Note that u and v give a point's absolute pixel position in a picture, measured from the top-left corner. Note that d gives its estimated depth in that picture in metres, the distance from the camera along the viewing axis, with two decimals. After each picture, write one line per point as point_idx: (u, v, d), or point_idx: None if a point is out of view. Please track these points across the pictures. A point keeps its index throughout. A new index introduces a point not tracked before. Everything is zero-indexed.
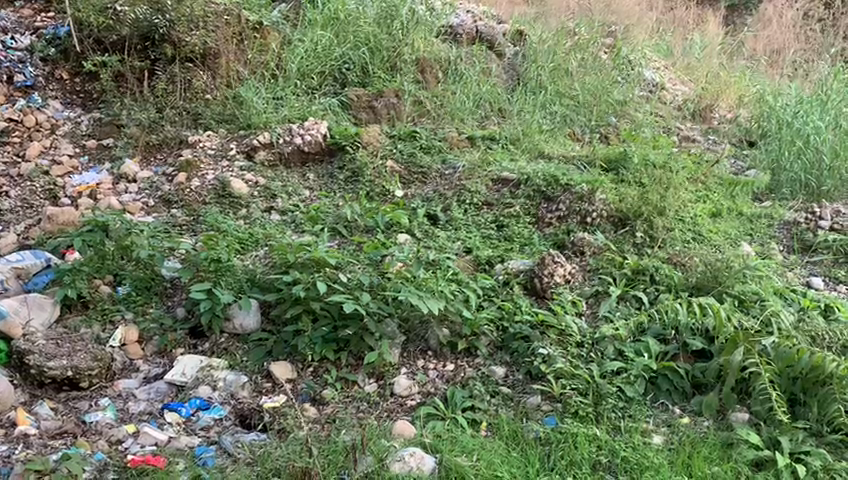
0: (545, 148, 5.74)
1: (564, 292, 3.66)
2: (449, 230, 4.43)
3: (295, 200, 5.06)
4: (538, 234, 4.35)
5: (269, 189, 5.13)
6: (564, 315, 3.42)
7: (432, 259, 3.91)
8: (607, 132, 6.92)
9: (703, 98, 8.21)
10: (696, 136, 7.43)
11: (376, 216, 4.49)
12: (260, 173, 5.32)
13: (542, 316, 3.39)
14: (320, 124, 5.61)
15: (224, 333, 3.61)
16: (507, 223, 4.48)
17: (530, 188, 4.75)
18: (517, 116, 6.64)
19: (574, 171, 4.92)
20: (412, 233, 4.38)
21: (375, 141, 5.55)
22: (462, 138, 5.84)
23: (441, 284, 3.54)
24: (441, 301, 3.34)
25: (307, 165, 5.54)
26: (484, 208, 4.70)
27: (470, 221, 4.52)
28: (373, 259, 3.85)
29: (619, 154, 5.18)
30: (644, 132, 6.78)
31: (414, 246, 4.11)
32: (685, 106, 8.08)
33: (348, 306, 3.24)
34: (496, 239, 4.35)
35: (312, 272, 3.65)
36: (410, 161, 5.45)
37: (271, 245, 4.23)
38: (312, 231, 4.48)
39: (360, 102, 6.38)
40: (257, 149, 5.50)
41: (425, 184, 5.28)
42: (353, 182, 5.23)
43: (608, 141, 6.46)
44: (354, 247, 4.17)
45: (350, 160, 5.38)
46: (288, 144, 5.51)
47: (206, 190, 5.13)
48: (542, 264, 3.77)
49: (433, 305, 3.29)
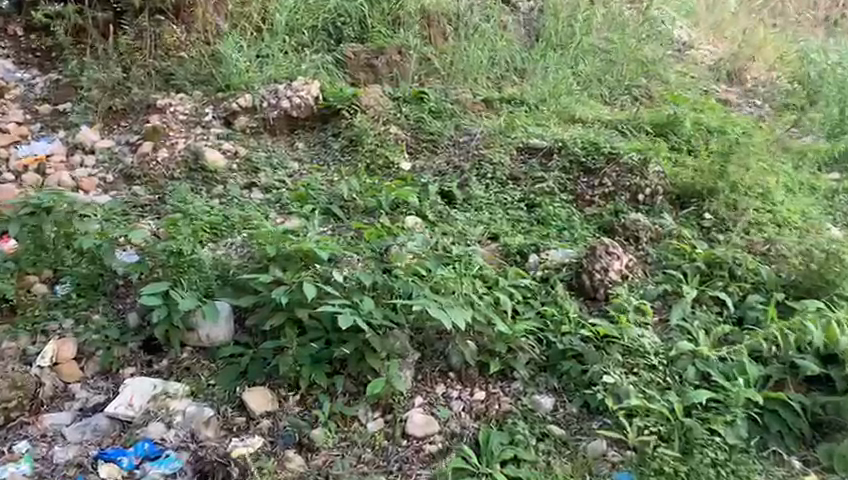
0: (576, 111, 4.88)
1: (622, 292, 2.87)
2: (469, 212, 3.61)
3: (281, 174, 4.21)
4: (579, 216, 3.55)
5: (250, 161, 4.31)
6: (629, 327, 2.63)
7: (446, 248, 3.17)
8: (641, 93, 6.03)
9: (744, 53, 7.25)
10: (740, 99, 6.55)
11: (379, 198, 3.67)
12: (240, 143, 4.49)
13: (603, 329, 2.59)
14: (311, 84, 4.76)
15: (186, 347, 2.82)
16: (539, 202, 3.66)
17: (565, 158, 3.91)
18: (541, 76, 5.75)
19: (616, 138, 4.08)
20: (423, 215, 3.57)
21: (376, 103, 4.68)
22: (478, 100, 4.98)
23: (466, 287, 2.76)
24: (467, 311, 2.56)
25: (296, 133, 4.68)
26: (509, 181, 3.88)
27: (493, 199, 3.71)
28: (377, 250, 3.05)
29: (669, 118, 4.32)
30: (684, 95, 5.89)
31: (425, 234, 3.31)
32: (726, 64, 7.12)
33: (345, 321, 2.46)
34: (526, 223, 3.52)
35: (298, 267, 2.84)
36: (418, 127, 4.58)
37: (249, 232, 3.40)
38: (301, 215, 3.69)
39: (358, 60, 5.49)
40: (236, 115, 4.65)
41: (436, 154, 4.42)
42: (350, 151, 4.38)
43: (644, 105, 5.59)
44: (352, 237, 3.35)
45: (346, 126, 4.54)
46: (274, 108, 4.65)
47: (174, 161, 4.27)
48: (590, 256, 2.98)
49: (457, 317, 2.51)
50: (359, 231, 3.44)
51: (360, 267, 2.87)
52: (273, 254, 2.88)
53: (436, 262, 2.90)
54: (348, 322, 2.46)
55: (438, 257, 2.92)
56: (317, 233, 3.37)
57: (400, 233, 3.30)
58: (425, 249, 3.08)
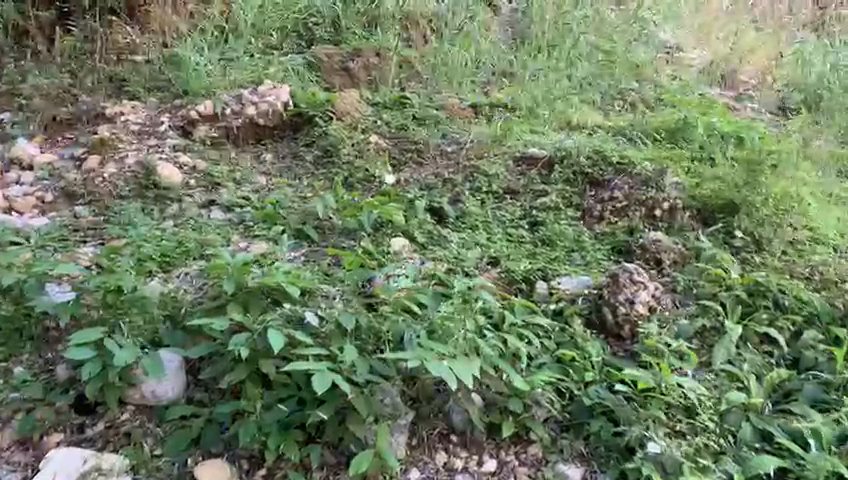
0: (574, 117, 4.42)
1: (652, 331, 2.41)
2: (463, 233, 3.15)
3: (246, 190, 3.71)
4: (588, 234, 3.10)
5: (211, 175, 3.80)
6: (671, 378, 2.17)
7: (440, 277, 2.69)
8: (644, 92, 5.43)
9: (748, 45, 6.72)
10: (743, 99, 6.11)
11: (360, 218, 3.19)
12: (200, 155, 3.97)
13: (642, 383, 2.14)
14: (280, 88, 4.28)
15: (127, 406, 2.29)
16: (542, 220, 3.21)
17: (568, 168, 3.46)
18: (531, 78, 5.28)
19: (624, 145, 3.64)
20: (410, 237, 3.10)
21: (353, 109, 4.21)
22: (465, 105, 4.52)
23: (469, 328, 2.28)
24: (475, 365, 2.08)
25: (263, 142, 4.16)
26: (505, 196, 3.43)
27: (490, 217, 3.25)
28: (358, 282, 2.56)
29: (679, 122, 3.89)
30: (687, 97, 5.43)
31: (414, 262, 2.84)
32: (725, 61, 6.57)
33: (321, 383, 1.96)
34: (529, 244, 3.06)
35: (263, 307, 2.34)
36: (400, 135, 4.10)
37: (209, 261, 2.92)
38: (270, 238, 3.19)
39: (331, 62, 4.98)
40: (195, 123, 4.13)
41: (422, 165, 3.93)
42: (324, 164, 3.89)
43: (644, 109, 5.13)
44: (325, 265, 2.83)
45: (320, 135, 4.04)
46: (237, 115, 4.15)
47: (123, 177, 3.75)
48: (610, 284, 2.52)
49: (466, 377, 2.03)
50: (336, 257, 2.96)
51: (339, 306, 2.38)
52: (232, 290, 2.36)
53: (433, 299, 2.42)
54: (323, 383, 1.97)
55: (435, 295, 2.44)
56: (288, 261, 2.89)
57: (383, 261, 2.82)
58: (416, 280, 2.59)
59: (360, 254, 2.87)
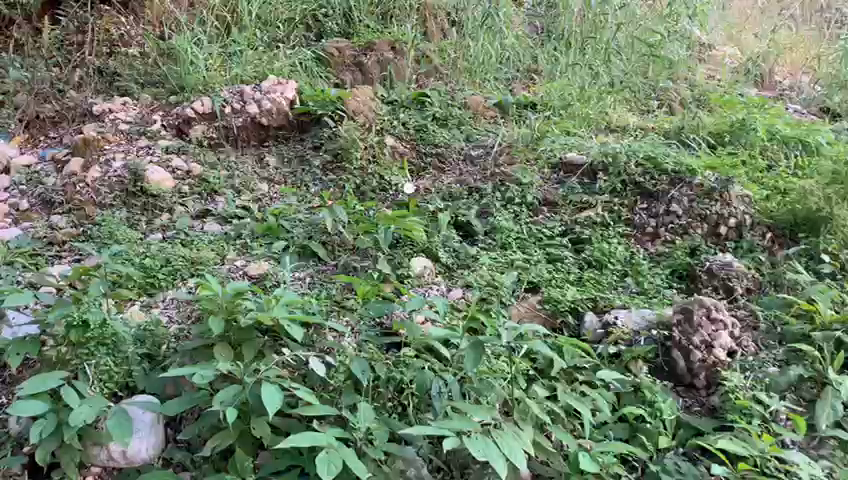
0: (614, 117, 3.93)
1: (738, 384, 1.94)
2: (495, 252, 2.71)
3: (245, 198, 3.28)
4: (642, 255, 2.66)
5: (206, 181, 3.37)
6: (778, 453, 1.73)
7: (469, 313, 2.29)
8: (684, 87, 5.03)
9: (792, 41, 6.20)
10: (789, 94, 5.57)
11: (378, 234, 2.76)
12: (196, 158, 3.54)
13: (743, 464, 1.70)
14: (286, 84, 3.84)
15: (92, 469, 1.85)
16: (587, 237, 2.77)
17: (614, 175, 3.01)
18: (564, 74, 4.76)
19: (677, 151, 3.18)
20: (433, 257, 2.67)
21: (366, 108, 3.70)
22: (489, 104, 4.07)
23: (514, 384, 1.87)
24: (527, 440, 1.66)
25: (268, 144, 3.76)
26: (542, 210, 2.99)
27: (524, 232, 2.81)
28: (368, 315, 2.13)
29: (735, 124, 3.43)
30: (735, 96, 4.91)
31: (439, 292, 2.41)
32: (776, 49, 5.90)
33: (326, 466, 1.51)
34: (571, 266, 2.62)
35: (256, 347, 1.93)
36: (420, 137, 3.67)
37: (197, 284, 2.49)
38: (272, 256, 2.77)
39: (342, 57, 4.51)
40: (191, 122, 3.70)
41: (444, 170, 3.50)
42: (335, 170, 3.45)
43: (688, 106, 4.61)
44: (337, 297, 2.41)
45: (330, 137, 3.60)
46: (238, 114, 3.71)
47: (108, 182, 3.30)
48: (682, 323, 2.09)
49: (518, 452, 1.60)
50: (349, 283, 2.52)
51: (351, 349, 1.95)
52: (218, 333, 1.90)
53: (472, 346, 1.79)
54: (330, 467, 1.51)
55: (474, 345, 1.78)
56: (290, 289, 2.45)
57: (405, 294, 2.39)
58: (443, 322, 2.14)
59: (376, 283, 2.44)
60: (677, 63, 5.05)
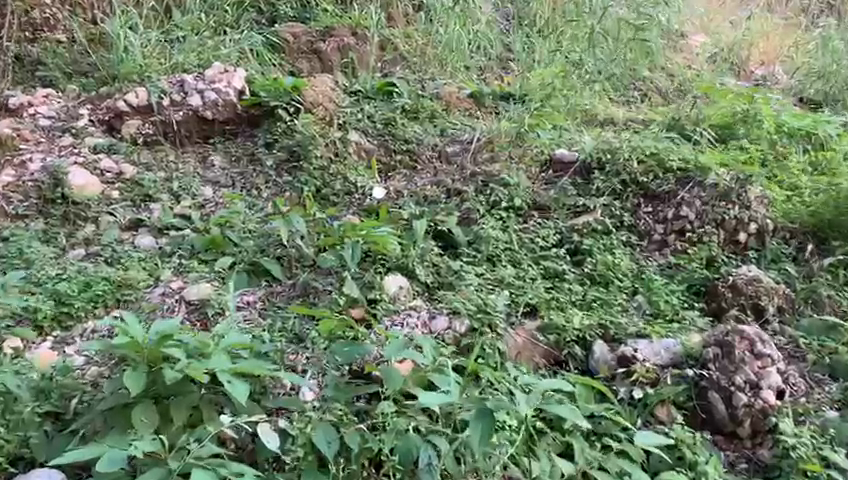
0: (603, 109, 3.52)
1: (804, 442, 1.60)
2: (482, 268, 2.31)
3: (186, 204, 2.81)
4: (653, 269, 2.29)
5: (140, 185, 2.89)
6: None
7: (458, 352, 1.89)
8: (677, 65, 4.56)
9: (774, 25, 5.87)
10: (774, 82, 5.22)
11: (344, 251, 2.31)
12: (128, 158, 3.05)
13: None
14: (233, 72, 3.36)
15: None
16: (587, 247, 2.37)
17: (613, 174, 2.63)
18: (546, 56, 4.27)
19: (682, 146, 2.81)
20: (410, 275, 2.24)
21: (326, 99, 3.30)
22: (463, 95, 3.65)
23: (528, 454, 1.54)
24: None
25: (213, 141, 3.26)
26: (533, 214, 2.59)
27: (514, 243, 2.41)
28: (336, 363, 1.72)
29: (738, 115, 3.08)
30: (725, 81, 4.53)
31: (416, 323, 1.96)
32: (773, 17, 5.41)
33: None
34: (573, 283, 2.23)
35: (192, 407, 1.51)
36: (388, 132, 3.23)
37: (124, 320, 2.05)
38: (215, 277, 2.33)
39: (299, 44, 3.99)
40: (123, 117, 3.20)
41: (415, 169, 3.08)
42: (291, 170, 3.00)
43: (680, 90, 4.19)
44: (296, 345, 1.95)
45: (285, 132, 3.14)
46: (178, 108, 3.22)
47: (22, 188, 2.80)
48: (718, 358, 1.73)
49: None
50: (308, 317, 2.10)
51: (314, 410, 1.57)
52: (136, 393, 1.45)
53: (476, 415, 1.44)
54: None
55: (480, 415, 1.43)
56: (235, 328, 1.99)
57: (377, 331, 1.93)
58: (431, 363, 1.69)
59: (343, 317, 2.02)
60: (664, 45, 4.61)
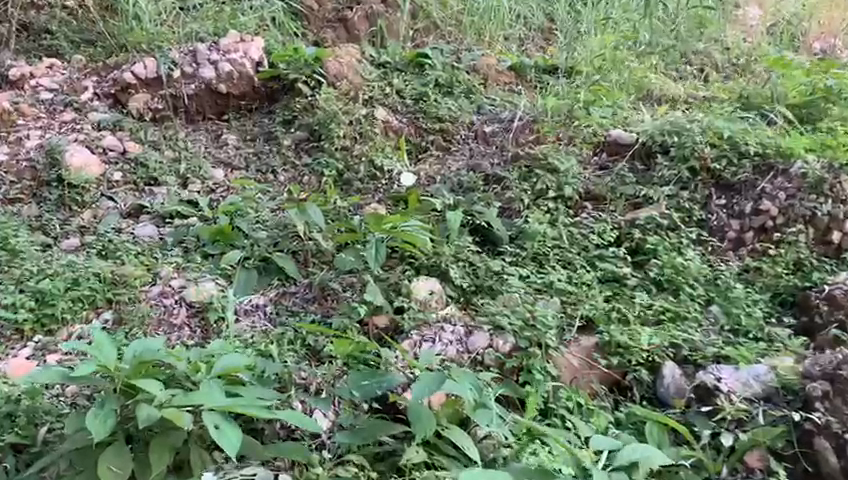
0: (659, 83, 3.13)
1: None
2: (527, 270, 1.99)
3: (195, 190, 2.52)
4: (730, 274, 1.95)
5: (145, 166, 2.59)
6: None
7: (501, 374, 1.57)
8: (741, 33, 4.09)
9: None
10: None
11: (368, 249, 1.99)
12: (133, 135, 2.75)
13: None
14: (250, 41, 3.05)
15: None
16: (652, 245, 2.03)
17: (679, 160, 2.29)
18: (595, 24, 3.85)
19: (758, 127, 2.44)
20: (443, 276, 1.94)
21: (351, 71, 2.99)
22: (502, 67, 3.29)
23: None
24: None
25: (226, 117, 2.96)
26: (585, 204, 2.27)
27: (564, 241, 2.08)
28: (351, 396, 1.42)
29: (819, 94, 2.70)
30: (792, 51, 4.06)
31: (448, 339, 1.63)
32: None
33: None
34: (636, 290, 1.90)
35: (172, 451, 1.24)
36: (420, 108, 2.90)
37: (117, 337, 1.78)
38: (220, 275, 2.04)
39: (324, 12, 3.65)
40: (130, 90, 2.87)
41: (449, 151, 2.75)
42: (311, 151, 2.70)
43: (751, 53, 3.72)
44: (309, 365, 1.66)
45: (305, 108, 2.83)
46: (189, 80, 2.92)
47: (15, 168, 2.52)
48: (829, 396, 1.42)
49: None
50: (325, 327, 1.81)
51: (322, 467, 1.30)
52: (99, 438, 1.17)
53: None
54: None
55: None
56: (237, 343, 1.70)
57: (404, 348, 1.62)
58: (474, 398, 1.37)
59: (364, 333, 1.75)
60: (730, 6, 4.13)
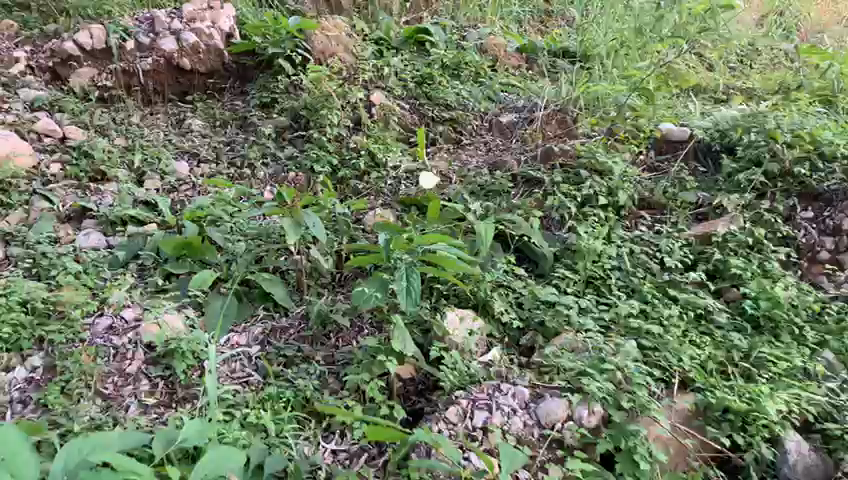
0: (698, 75, 2.63)
1: None
2: (586, 299, 1.56)
3: (154, 189, 2.03)
4: (839, 308, 1.58)
5: (90, 155, 2.08)
6: None
7: (588, 460, 1.19)
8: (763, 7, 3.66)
9: None
10: None
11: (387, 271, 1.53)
12: (77, 119, 2.23)
13: None
14: (219, 9, 2.54)
15: None
16: (739, 268, 1.63)
17: (750, 163, 1.90)
18: None
19: (834, 125, 2.06)
20: (485, 310, 1.50)
21: (340, 45, 2.50)
22: (510, 49, 2.83)
23: None
24: None
25: (190, 98, 2.46)
26: (641, 214, 1.86)
27: (625, 262, 1.66)
28: None
29: None
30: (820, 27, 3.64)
31: (508, 407, 1.25)
32: None
33: None
34: (728, 330, 1.50)
35: None
36: (425, 93, 2.44)
37: (49, 398, 1.32)
38: (190, 303, 1.57)
39: None
40: (72, 63, 2.34)
41: (460, 144, 2.31)
42: (295, 141, 2.23)
43: (784, 38, 3.25)
44: (317, 440, 1.25)
45: (287, 90, 2.36)
46: (145, 52, 2.39)
47: None
48: None
49: None
50: (335, 380, 1.37)
51: None
52: None
53: None
54: None
55: None
56: (219, 411, 1.25)
57: (448, 419, 1.22)
58: None
59: (388, 390, 1.32)
60: None
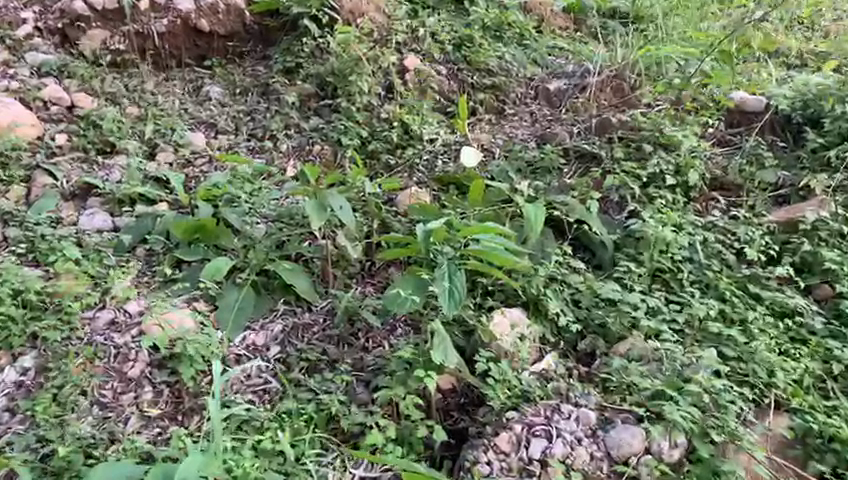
0: (768, 34, 2.34)
1: None
2: (655, 298, 1.34)
3: (167, 163, 1.85)
4: None
5: (100, 126, 1.90)
6: None
7: None
8: None
9: None
10: None
11: (424, 265, 1.34)
12: (86, 86, 2.04)
13: None
14: None
15: None
16: (835, 265, 1.39)
17: (837, 139, 1.67)
18: None
19: None
20: (538, 311, 1.30)
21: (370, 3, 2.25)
22: (557, 8, 2.57)
23: None
24: None
25: (208, 61, 2.24)
26: (714, 196, 1.63)
27: (698, 253, 1.43)
28: None
29: None
30: None
31: (571, 435, 1.08)
32: None
33: None
34: (825, 337, 1.29)
35: None
36: (465, 56, 2.20)
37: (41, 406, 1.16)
38: (199, 296, 1.39)
39: None
40: (80, 23, 2.11)
41: (503, 114, 2.09)
42: (321, 110, 2.04)
43: None
44: (345, 465, 1.08)
45: (313, 53, 2.14)
46: (161, 12, 2.16)
47: None
48: None
49: None
50: (363, 391, 1.19)
51: None
52: None
53: None
54: None
55: None
56: (228, 435, 1.08)
57: (498, 449, 1.05)
58: None
59: (426, 406, 1.14)
60: None
